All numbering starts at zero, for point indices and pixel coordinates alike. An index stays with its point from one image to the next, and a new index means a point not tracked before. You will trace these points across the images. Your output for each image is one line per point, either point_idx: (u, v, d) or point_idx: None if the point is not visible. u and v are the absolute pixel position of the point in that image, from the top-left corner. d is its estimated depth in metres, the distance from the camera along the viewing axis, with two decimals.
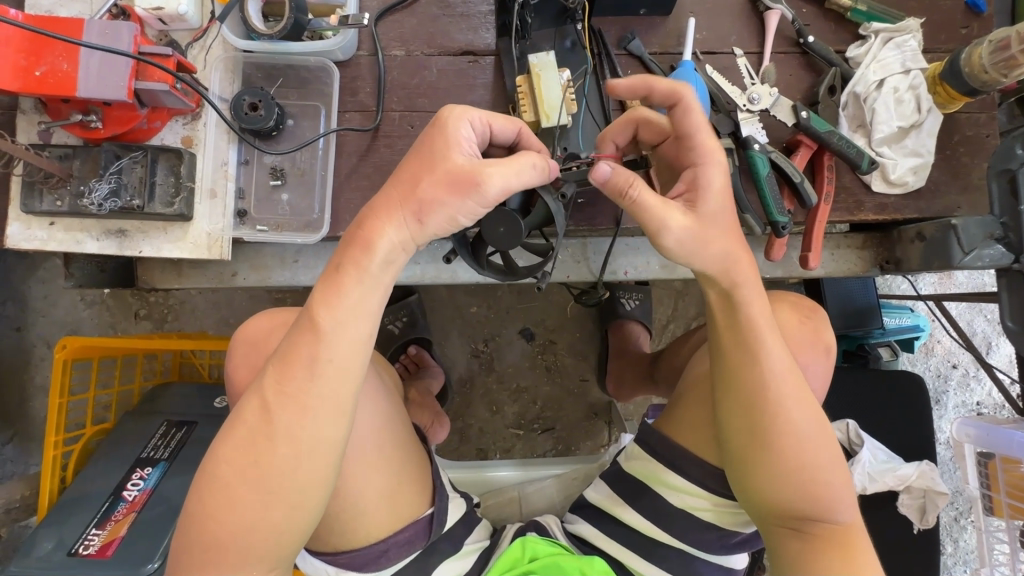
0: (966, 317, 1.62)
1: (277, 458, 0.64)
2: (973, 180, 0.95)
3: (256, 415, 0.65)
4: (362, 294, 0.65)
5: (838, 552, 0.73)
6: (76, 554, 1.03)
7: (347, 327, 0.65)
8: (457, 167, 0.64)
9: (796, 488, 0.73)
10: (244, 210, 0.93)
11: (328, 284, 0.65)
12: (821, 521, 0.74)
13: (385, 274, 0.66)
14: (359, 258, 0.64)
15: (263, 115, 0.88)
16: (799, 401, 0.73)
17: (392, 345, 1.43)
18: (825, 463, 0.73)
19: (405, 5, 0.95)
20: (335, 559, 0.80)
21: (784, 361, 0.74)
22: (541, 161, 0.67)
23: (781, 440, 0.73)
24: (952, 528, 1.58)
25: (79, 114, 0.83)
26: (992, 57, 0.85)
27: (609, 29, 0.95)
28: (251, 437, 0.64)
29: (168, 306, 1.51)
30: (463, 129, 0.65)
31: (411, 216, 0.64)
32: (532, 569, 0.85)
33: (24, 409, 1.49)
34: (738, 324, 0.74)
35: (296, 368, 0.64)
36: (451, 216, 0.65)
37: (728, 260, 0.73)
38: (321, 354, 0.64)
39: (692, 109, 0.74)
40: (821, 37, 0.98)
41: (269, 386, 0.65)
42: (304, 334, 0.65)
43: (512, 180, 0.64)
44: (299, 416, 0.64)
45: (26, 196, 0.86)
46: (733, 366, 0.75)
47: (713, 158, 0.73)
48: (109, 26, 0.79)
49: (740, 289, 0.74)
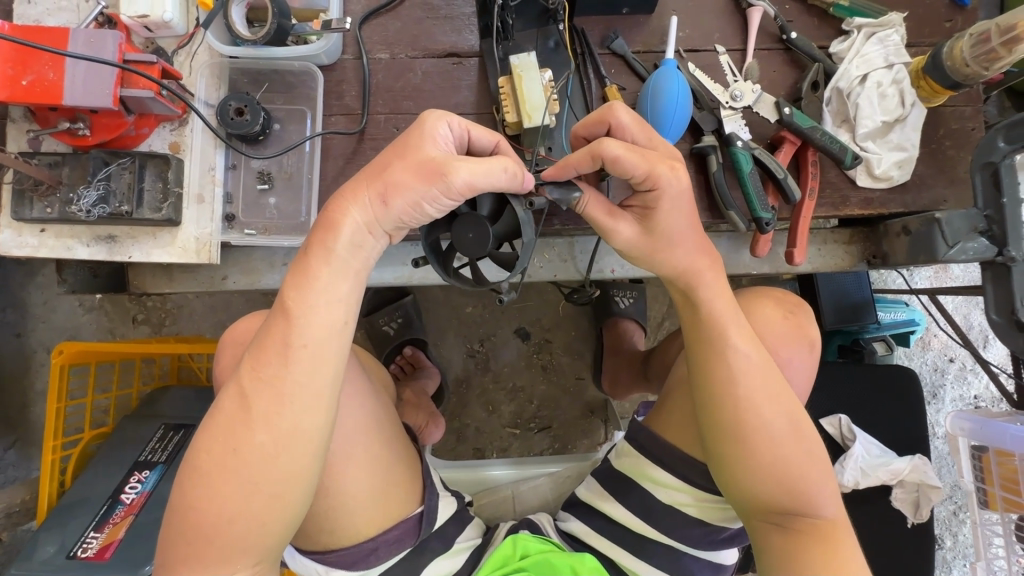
0: (962, 311, 1.61)
1: (256, 447, 0.65)
2: (959, 173, 0.95)
3: (233, 406, 0.66)
4: (334, 278, 0.67)
5: (822, 546, 0.73)
6: (75, 557, 1.04)
7: (320, 314, 0.66)
8: (428, 155, 0.65)
9: (776, 481, 0.73)
10: (232, 214, 0.94)
11: (300, 274, 0.66)
12: (801, 514, 0.74)
13: (352, 258, 0.67)
14: (326, 242, 0.66)
15: (248, 119, 0.88)
16: (765, 393, 0.74)
17: (387, 345, 1.45)
18: (800, 457, 0.74)
19: (390, 8, 0.96)
20: (325, 557, 0.81)
21: (754, 355, 0.75)
22: (517, 172, 0.67)
23: (757, 432, 0.74)
24: (952, 522, 1.58)
25: (67, 121, 0.84)
26: (973, 50, 0.85)
27: (591, 29, 0.96)
28: (230, 427, 0.65)
29: (166, 310, 1.53)
30: (440, 127, 0.66)
31: (377, 198, 0.66)
32: (523, 566, 0.86)
33: (25, 414, 1.51)
34: (702, 322, 0.76)
35: (270, 358, 0.65)
36: (415, 201, 0.65)
37: (690, 261, 0.76)
38: (295, 341, 0.65)
39: (620, 155, 0.67)
40: (804, 32, 0.98)
41: (245, 377, 0.66)
42: (278, 322, 0.66)
43: (478, 174, 0.64)
44: (275, 406, 0.65)
45: (16, 204, 0.87)
46: (702, 364, 0.76)
47: (662, 179, 0.70)
48: (93, 35, 0.81)
49: (703, 289, 0.76)
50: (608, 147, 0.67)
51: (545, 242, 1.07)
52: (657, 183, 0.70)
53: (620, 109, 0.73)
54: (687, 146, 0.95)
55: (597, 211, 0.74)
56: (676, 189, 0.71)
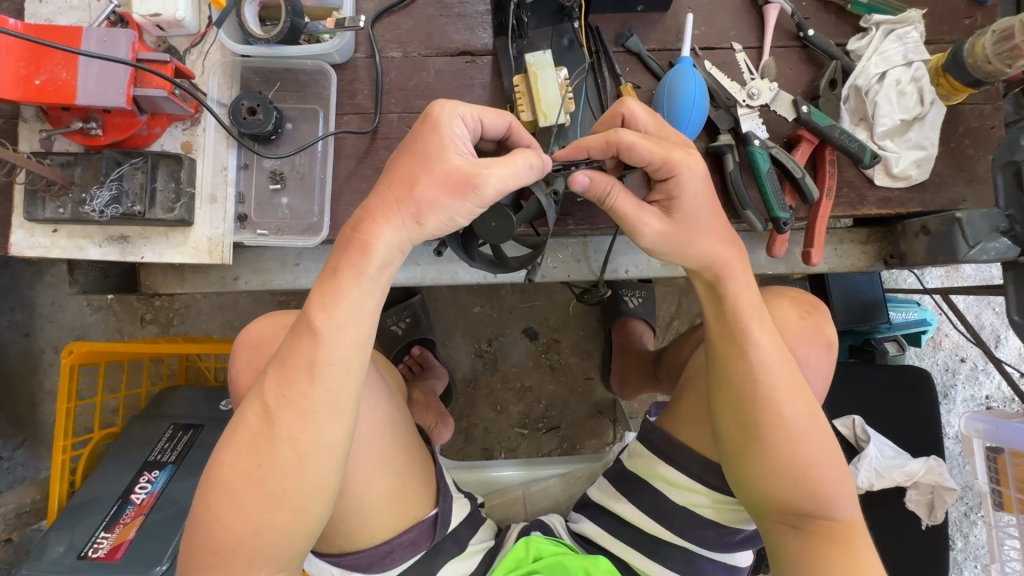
0: (974, 310, 1.60)
1: (281, 461, 0.64)
2: (978, 173, 0.94)
3: (257, 421, 0.65)
4: (361, 295, 0.65)
5: (838, 550, 0.72)
6: (85, 558, 1.04)
7: (346, 329, 0.65)
8: (453, 166, 0.63)
9: (801, 485, 0.72)
10: (244, 214, 0.93)
11: (325, 289, 0.65)
12: (820, 517, 0.73)
13: (382, 276, 0.66)
14: (355, 261, 0.64)
15: (261, 119, 0.88)
16: (796, 393, 0.73)
17: (395, 346, 1.44)
18: (822, 457, 0.73)
19: (402, 6, 0.95)
20: (341, 560, 0.80)
21: (775, 352, 0.73)
22: (542, 164, 0.66)
23: (781, 433, 0.72)
24: (962, 523, 1.57)
25: (79, 121, 0.84)
26: (996, 46, 0.83)
27: (606, 26, 0.95)
28: (255, 442, 0.65)
29: (174, 310, 1.53)
30: (456, 128, 0.64)
31: (409, 217, 0.64)
32: (536, 570, 0.85)
33: (32, 414, 1.50)
34: (725, 317, 0.75)
35: (295, 373, 0.64)
36: (449, 216, 0.64)
37: (719, 252, 0.73)
38: (319, 357, 0.64)
39: (635, 142, 0.69)
40: (821, 30, 0.97)
41: (270, 391, 0.65)
42: (302, 338, 0.64)
43: (509, 182, 0.63)
44: (300, 420, 0.64)
45: (28, 205, 0.86)
46: (725, 361, 0.75)
47: (680, 164, 0.70)
48: (106, 34, 0.80)
49: (725, 282, 0.74)
50: (623, 134, 0.69)
51: (557, 242, 1.06)
52: (675, 168, 0.70)
53: (631, 104, 0.73)
54: (703, 145, 0.94)
55: (626, 204, 0.71)
56: (695, 175, 0.71)
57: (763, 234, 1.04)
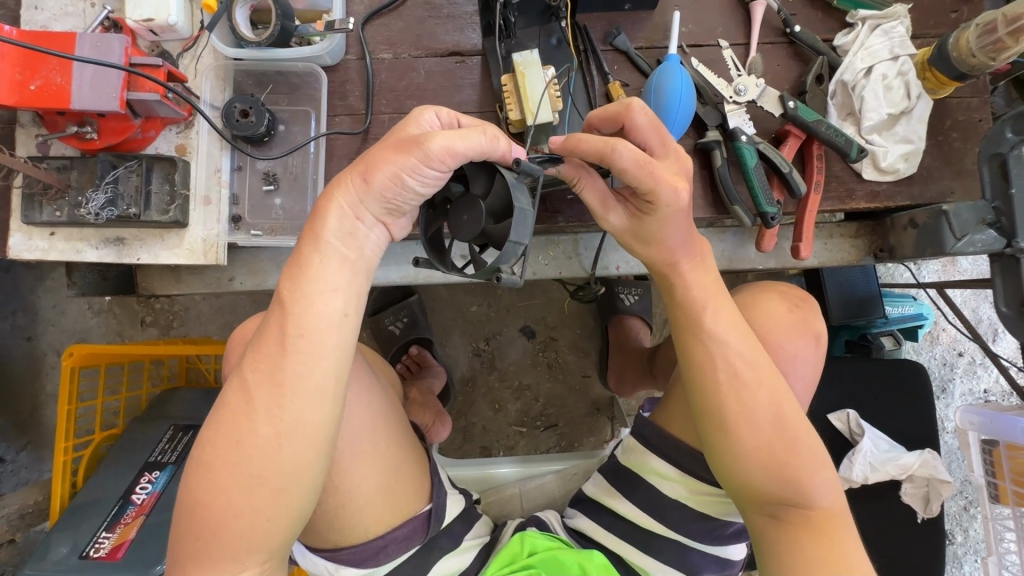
0: (971, 304, 1.60)
1: (259, 439, 0.65)
2: (966, 166, 0.95)
3: (236, 401, 0.66)
4: (330, 269, 0.67)
5: (814, 537, 0.72)
6: (87, 557, 1.05)
7: (318, 304, 0.66)
8: (409, 135, 0.66)
9: (772, 473, 0.72)
10: (239, 216, 0.95)
11: (297, 266, 0.67)
12: (796, 506, 0.73)
13: (344, 245, 0.68)
14: (315, 230, 0.67)
15: (253, 121, 0.89)
16: (758, 381, 0.73)
17: (392, 345, 1.46)
18: (791, 443, 0.73)
19: (393, 8, 0.96)
20: (335, 556, 0.81)
21: (736, 342, 0.74)
22: (497, 136, 0.67)
23: (744, 421, 0.73)
24: (962, 517, 1.57)
25: (75, 125, 0.85)
26: (980, 40, 0.84)
27: (593, 25, 0.96)
28: (234, 421, 0.66)
29: (174, 312, 1.54)
30: (426, 114, 0.69)
31: (358, 177, 0.67)
32: (531, 564, 0.85)
33: (35, 417, 1.52)
34: (683, 309, 0.77)
35: (270, 349, 0.66)
36: (395, 173, 0.65)
37: (682, 249, 0.77)
38: (293, 332, 0.66)
39: (629, 167, 0.68)
40: (808, 26, 0.97)
41: (247, 369, 0.67)
42: (276, 315, 0.67)
43: (455, 141, 0.64)
44: (276, 396, 0.65)
45: (26, 209, 0.88)
46: (687, 354, 0.76)
47: (662, 197, 0.70)
48: (100, 39, 0.81)
49: (678, 277, 0.78)
50: (622, 153, 0.67)
51: (548, 239, 1.07)
52: (656, 198, 0.70)
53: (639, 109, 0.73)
54: (691, 141, 0.95)
55: (592, 196, 0.77)
56: (675, 206, 0.71)
57: (753, 229, 1.04)
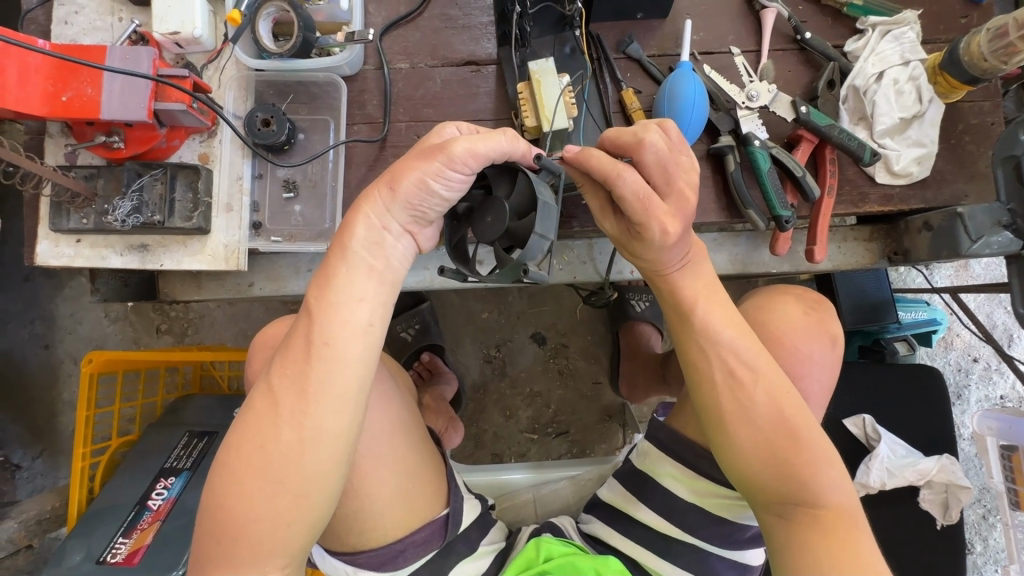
0: (985, 309, 1.59)
1: (282, 444, 0.66)
2: (980, 169, 0.95)
3: (261, 406, 0.68)
4: (354, 279, 0.69)
5: (826, 537, 0.70)
6: (104, 562, 1.06)
7: (342, 313, 0.68)
8: (433, 144, 0.69)
9: (772, 465, 0.72)
10: (260, 222, 0.97)
11: (323, 277, 0.69)
12: (801, 504, 0.72)
13: (373, 256, 0.70)
14: (343, 241, 0.69)
15: (274, 130, 0.91)
16: (752, 380, 0.74)
17: (406, 352, 1.47)
18: (789, 437, 0.72)
19: (409, 20, 0.98)
20: (353, 559, 0.82)
21: (732, 337, 0.76)
22: (517, 138, 0.71)
23: (737, 411, 0.74)
24: (981, 526, 1.55)
25: (102, 135, 0.88)
26: (991, 44, 0.85)
27: (607, 34, 0.98)
28: (258, 425, 0.67)
29: (189, 320, 1.56)
30: (448, 129, 0.72)
31: (386, 187, 0.69)
32: (547, 570, 0.85)
33: (53, 424, 1.54)
34: (680, 305, 0.79)
35: (296, 357, 0.67)
36: (420, 178, 0.67)
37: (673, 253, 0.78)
38: (318, 340, 0.67)
39: (626, 195, 0.72)
40: (818, 32, 0.99)
41: (273, 376, 0.68)
42: (302, 324, 0.68)
43: (478, 144, 0.67)
44: (301, 403, 0.66)
45: (55, 216, 0.90)
46: (691, 361, 0.78)
47: (651, 231, 0.74)
48: (129, 51, 0.84)
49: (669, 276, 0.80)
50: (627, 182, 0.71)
51: (563, 244, 1.08)
52: (646, 230, 0.74)
53: (674, 130, 0.76)
54: (703, 147, 0.96)
55: (594, 204, 0.82)
56: (660, 244, 0.75)
57: (766, 233, 1.05)
